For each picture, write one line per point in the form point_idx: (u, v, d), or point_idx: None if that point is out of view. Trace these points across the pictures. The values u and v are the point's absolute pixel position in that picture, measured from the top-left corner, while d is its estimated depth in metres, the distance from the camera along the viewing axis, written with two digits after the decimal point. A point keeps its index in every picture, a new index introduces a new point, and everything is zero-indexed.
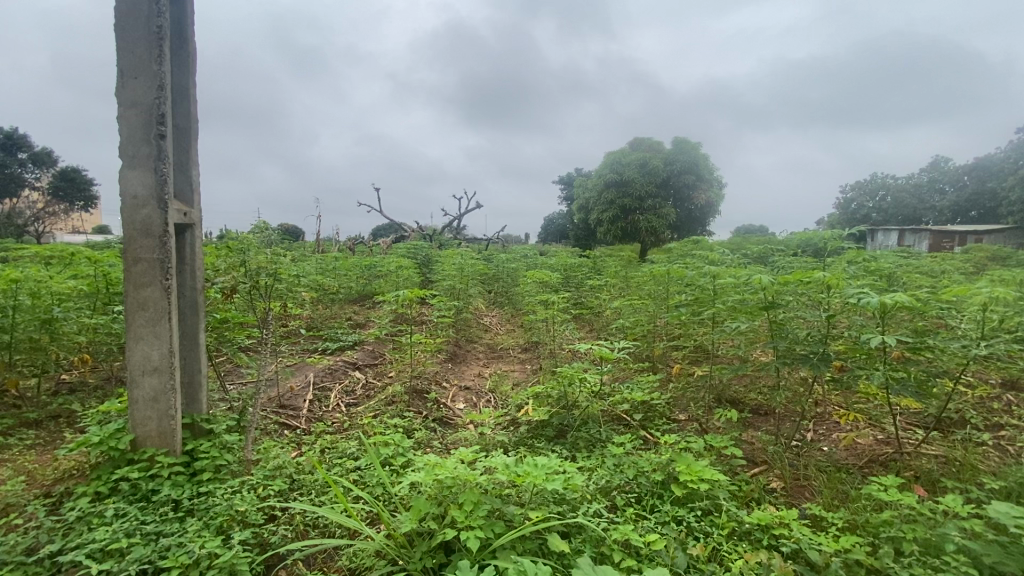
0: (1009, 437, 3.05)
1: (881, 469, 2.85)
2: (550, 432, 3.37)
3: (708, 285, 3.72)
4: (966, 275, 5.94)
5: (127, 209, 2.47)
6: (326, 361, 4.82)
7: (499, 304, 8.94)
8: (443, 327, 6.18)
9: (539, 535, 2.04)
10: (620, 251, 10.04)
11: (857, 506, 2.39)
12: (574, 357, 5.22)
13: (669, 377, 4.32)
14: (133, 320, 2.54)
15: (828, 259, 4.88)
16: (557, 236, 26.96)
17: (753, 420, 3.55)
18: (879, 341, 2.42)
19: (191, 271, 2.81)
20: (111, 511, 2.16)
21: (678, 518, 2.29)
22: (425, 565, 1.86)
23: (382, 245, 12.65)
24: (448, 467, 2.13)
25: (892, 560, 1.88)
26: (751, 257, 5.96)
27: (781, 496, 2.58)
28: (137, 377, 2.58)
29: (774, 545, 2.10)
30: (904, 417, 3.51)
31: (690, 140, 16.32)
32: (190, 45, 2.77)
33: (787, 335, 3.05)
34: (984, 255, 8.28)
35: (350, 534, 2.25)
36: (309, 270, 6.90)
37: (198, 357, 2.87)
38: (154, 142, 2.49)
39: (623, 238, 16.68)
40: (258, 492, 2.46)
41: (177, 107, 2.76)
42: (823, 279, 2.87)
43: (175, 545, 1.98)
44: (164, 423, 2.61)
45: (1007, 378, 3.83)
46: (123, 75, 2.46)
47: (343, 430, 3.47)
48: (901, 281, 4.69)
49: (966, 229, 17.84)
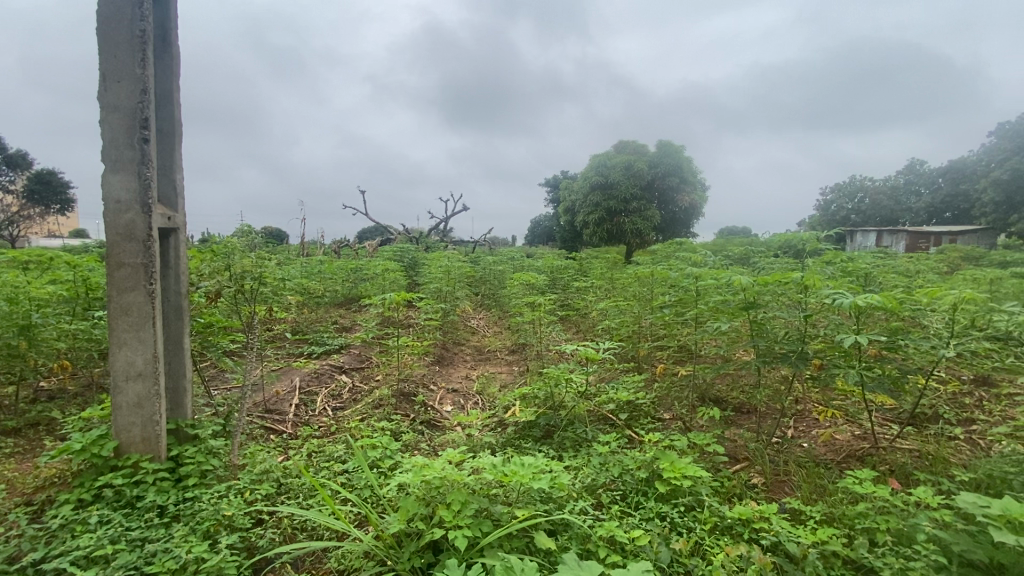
0: (980, 431, 3.17)
1: (858, 463, 2.93)
2: (538, 432, 3.40)
3: (691, 286, 3.81)
4: (939, 276, 6.14)
5: (110, 213, 2.45)
6: (312, 365, 4.81)
7: (486, 306, 8.99)
8: (430, 330, 6.18)
9: (527, 533, 2.07)
10: (606, 253, 10.14)
11: (834, 499, 2.46)
12: (562, 358, 5.26)
13: (654, 376, 4.39)
14: (116, 325, 2.52)
15: (806, 259, 5.02)
16: (543, 237, 27.19)
17: (734, 418, 3.62)
18: (853, 340, 2.50)
19: (176, 275, 2.78)
20: (95, 518, 2.15)
21: (662, 514, 2.34)
22: (414, 565, 1.88)
23: (370, 247, 12.61)
24: (436, 467, 2.16)
25: (866, 550, 1.97)
26: (733, 258, 6.11)
27: (762, 491, 2.65)
28: (120, 382, 2.55)
29: (754, 538, 2.15)
30: (880, 412, 3.61)
31: (674, 144, 16.50)
32: (175, 48, 2.75)
33: (767, 335, 3.12)
34: (957, 255, 8.55)
35: (338, 537, 2.26)
36: (293, 273, 6.85)
37: (184, 361, 2.85)
38: (138, 145, 2.48)
39: (608, 239, 16.81)
40: (245, 496, 2.45)
41: (161, 110, 2.75)
42: (799, 280, 2.97)
43: (160, 551, 1.97)
44: (149, 428, 2.60)
45: (977, 375, 3.97)
46: (105, 78, 2.44)
47: (330, 434, 3.47)
48: (879, 281, 4.82)
49: (941, 231, 18.28)
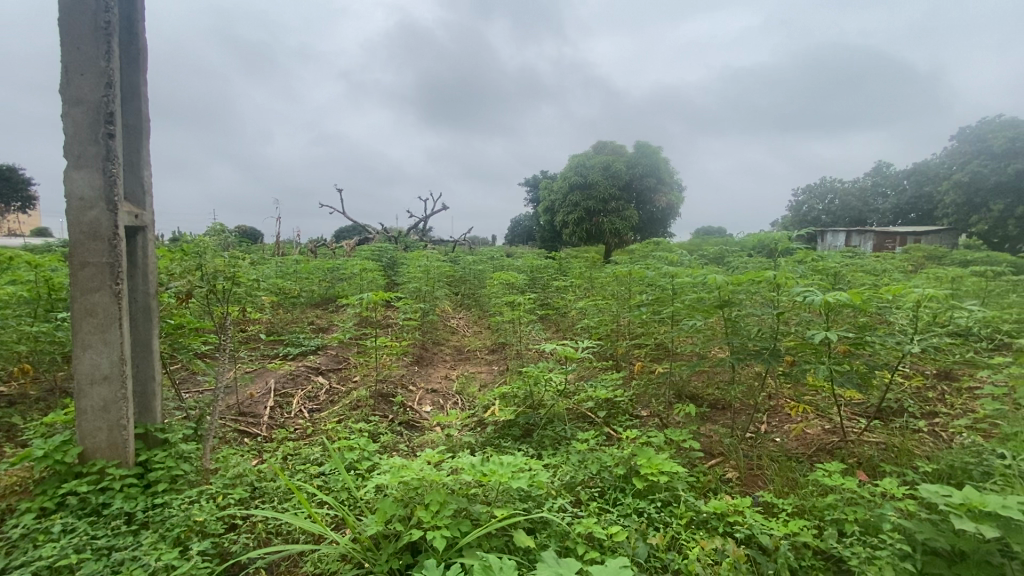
0: (943, 424, 3.29)
1: (828, 456, 3.02)
2: (516, 432, 3.41)
3: (667, 285, 3.86)
4: (904, 275, 6.34)
5: (73, 210, 2.36)
6: (288, 366, 4.73)
7: (466, 306, 8.97)
8: (409, 330, 6.13)
9: (505, 531, 2.08)
10: (584, 252, 10.18)
11: (805, 491, 2.52)
12: (540, 357, 5.28)
13: (631, 375, 4.44)
14: (81, 327, 2.43)
15: (779, 258, 5.13)
16: (523, 237, 27.23)
17: (710, 414, 3.70)
18: (822, 337, 2.56)
19: (143, 275, 2.69)
20: (58, 526, 2.07)
21: (639, 510, 2.37)
22: (392, 567, 1.86)
23: (347, 246, 12.46)
24: (414, 468, 2.14)
25: (835, 540, 2.03)
26: (708, 257, 6.22)
27: (736, 486, 2.71)
28: (85, 386, 2.46)
29: (728, 532, 2.20)
30: (848, 406, 3.72)
31: (651, 145, 16.72)
32: (142, 40, 2.67)
33: (741, 333, 3.18)
34: (921, 254, 8.84)
35: (314, 540, 2.23)
36: (268, 273, 6.72)
37: (153, 364, 2.77)
38: (102, 141, 2.39)
39: (587, 239, 16.92)
40: (217, 501, 2.39)
41: (127, 105, 2.66)
42: (772, 278, 3.03)
43: (128, 559, 1.92)
44: (116, 433, 2.52)
45: (940, 370, 4.11)
46: (67, 71, 2.35)
47: (307, 437, 3.41)
48: (847, 280, 4.96)
49: (906, 231, 18.88)
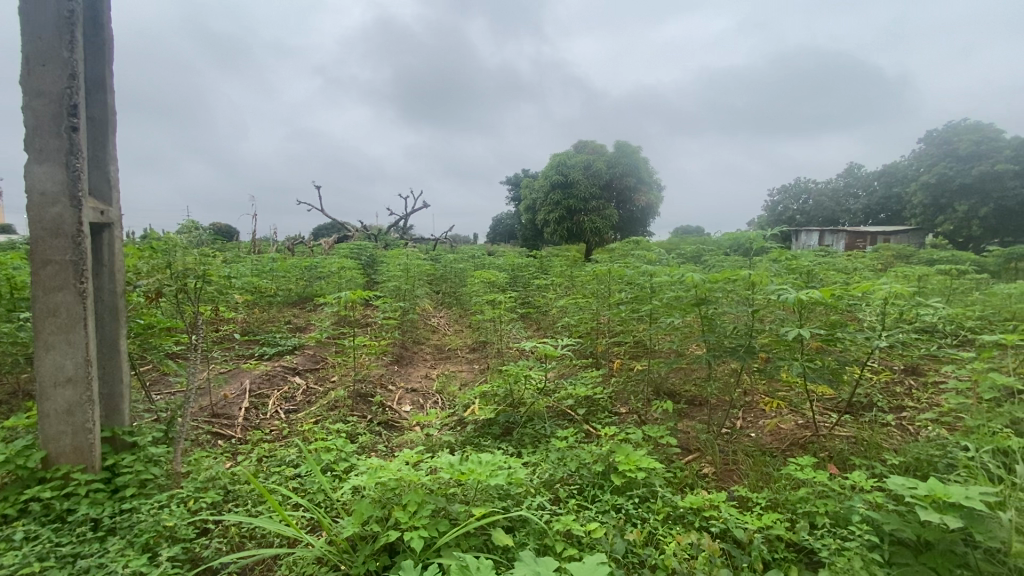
0: (909, 418, 3.39)
1: (801, 450, 3.10)
2: (496, 430, 3.40)
3: (646, 284, 3.90)
4: (874, 273, 6.52)
5: (34, 206, 2.27)
6: (264, 367, 4.64)
7: (447, 304, 8.92)
8: (388, 329, 6.07)
9: (484, 531, 2.08)
10: (565, 251, 10.20)
11: (778, 485, 2.57)
12: (521, 356, 5.28)
13: (611, 372, 4.48)
14: (43, 328, 2.34)
15: (755, 257, 5.22)
16: (504, 236, 27.18)
17: (687, 410, 3.76)
18: (795, 334, 2.63)
19: (110, 274, 2.61)
20: (20, 534, 1.99)
21: (617, 506, 2.39)
22: (368, 569, 1.84)
23: (326, 245, 12.25)
24: (392, 468, 2.13)
25: (807, 533, 2.08)
26: (686, 255, 6.29)
27: (712, 481, 2.75)
28: (48, 389, 2.38)
29: (704, 526, 2.23)
30: (820, 402, 3.82)
31: (631, 146, 16.88)
32: (106, 31, 2.58)
33: (717, 329, 3.24)
34: (889, 254, 9.10)
35: (288, 543, 2.20)
36: (243, 272, 6.57)
37: (120, 365, 2.69)
38: (66, 134, 2.31)
39: (569, 238, 16.98)
40: (189, 505, 2.33)
41: (92, 97, 2.57)
42: (747, 277, 3.09)
43: (94, 566, 1.86)
44: (81, 437, 2.43)
45: (907, 365, 4.24)
46: (27, 62, 2.26)
47: (282, 438, 3.35)
48: (820, 278, 5.08)
49: (875, 231, 19.43)
